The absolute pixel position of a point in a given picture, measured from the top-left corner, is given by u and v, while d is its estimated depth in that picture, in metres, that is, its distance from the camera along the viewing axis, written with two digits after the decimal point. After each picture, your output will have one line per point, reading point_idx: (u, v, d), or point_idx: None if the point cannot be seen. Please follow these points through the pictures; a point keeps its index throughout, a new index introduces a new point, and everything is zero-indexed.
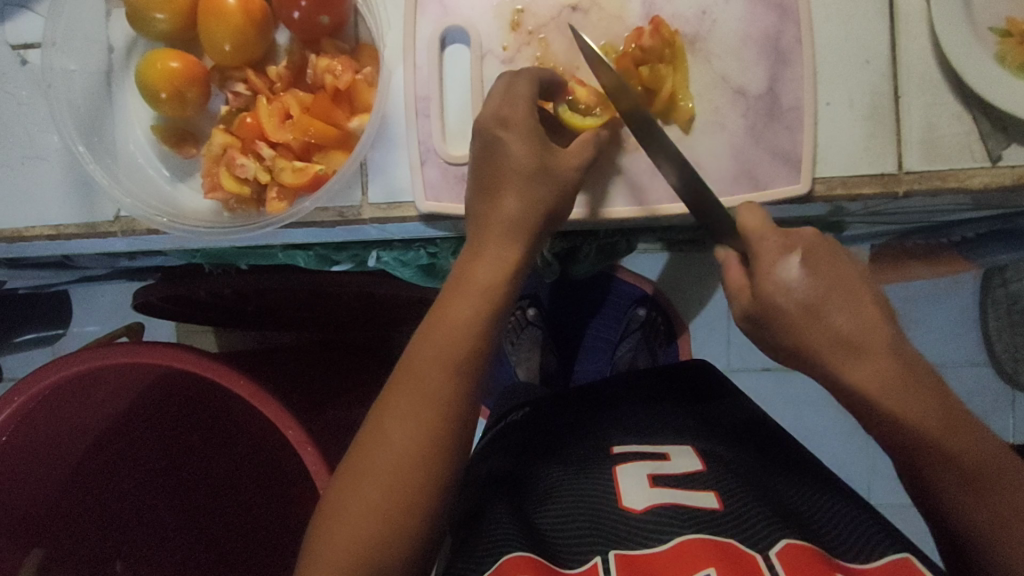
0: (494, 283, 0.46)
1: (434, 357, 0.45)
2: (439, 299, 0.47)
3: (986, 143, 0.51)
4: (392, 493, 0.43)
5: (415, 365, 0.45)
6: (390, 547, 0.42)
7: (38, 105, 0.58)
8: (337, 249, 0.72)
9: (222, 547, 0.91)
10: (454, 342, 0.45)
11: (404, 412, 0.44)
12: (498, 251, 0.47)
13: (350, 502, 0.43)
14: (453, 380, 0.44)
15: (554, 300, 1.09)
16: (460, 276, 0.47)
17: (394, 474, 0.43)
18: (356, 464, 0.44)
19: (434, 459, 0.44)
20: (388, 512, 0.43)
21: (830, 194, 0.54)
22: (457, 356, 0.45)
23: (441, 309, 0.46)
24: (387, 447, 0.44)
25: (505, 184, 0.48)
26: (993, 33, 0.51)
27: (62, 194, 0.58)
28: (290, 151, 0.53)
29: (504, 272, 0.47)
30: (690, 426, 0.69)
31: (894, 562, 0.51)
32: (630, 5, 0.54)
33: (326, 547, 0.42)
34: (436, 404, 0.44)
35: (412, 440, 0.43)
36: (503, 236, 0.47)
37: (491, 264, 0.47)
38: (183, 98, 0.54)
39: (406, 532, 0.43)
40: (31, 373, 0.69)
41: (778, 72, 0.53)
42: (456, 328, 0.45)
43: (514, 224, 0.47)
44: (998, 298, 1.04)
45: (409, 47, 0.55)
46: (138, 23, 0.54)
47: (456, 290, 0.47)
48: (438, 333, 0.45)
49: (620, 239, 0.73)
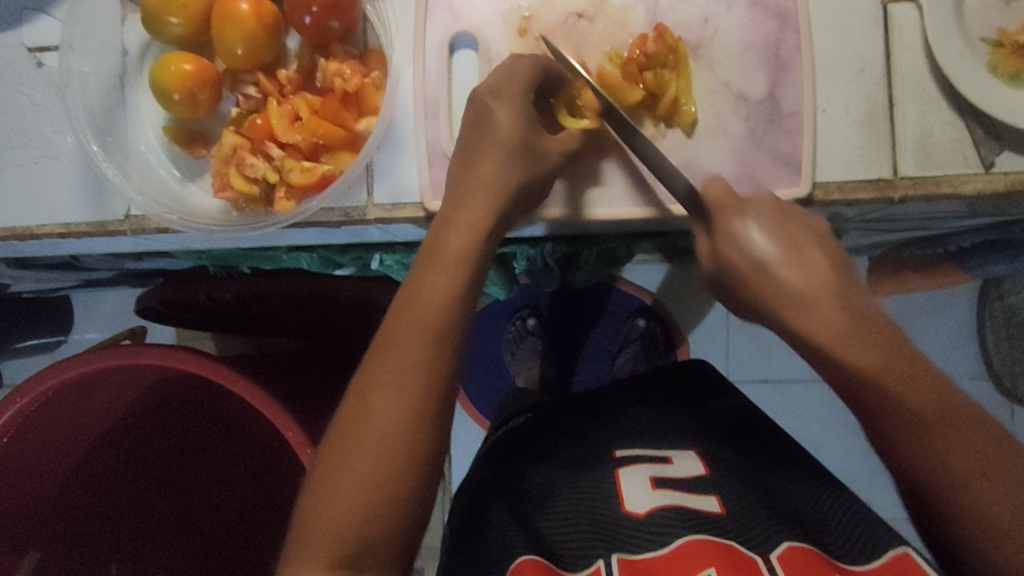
0: (465, 248, 0.46)
1: (412, 329, 0.44)
2: (412, 274, 0.46)
3: (979, 150, 0.53)
4: (380, 467, 0.42)
5: (392, 338, 0.44)
6: (382, 522, 0.42)
7: (53, 107, 0.59)
8: (341, 251, 0.73)
9: (220, 554, 0.90)
10: (431, 313, 0.44)
11: (386, 383, 0.43)
12: (472, 216, 0.47)
13: (340, 481, 0.42)
14: (433, 351, 0.44)
15: (553, 312, 1.10)
16: (432, 249, 0.47)
17: (382, 448, 0.42)
18: (342, 441, 0.43)
19: (421, 428, 0.43)
20: (374, 485, 0.42)
21: (827, 199, 0.55)
22: (435, 326, 0.44)
23: (417, 282, 0.46)
24: (371, 422, 0.43)
25: (483, 151, 0.49)
26: (985, 44, 0.53)
27: (74, 193, 0.59)
28: (299, 151, 0.55)
29: (476, 240, 0.47)
30: (689, 426, 0.70)
31: (893, 557, 0.50)
32: (634, 13, 0.56)
33: (317, 525, 0.42)
34: (415, 375, 0.43)
35: (397, 414, 0.43)
36: (482, 202, 0.48)
37: (462, 233, 0.47)
38: (195, 100, 0.55)
39: (398, 503, 0.42)
40: (33, 374, 0.70)
41: (778, 78, 0.54)
42: (433, 302, 0.45)
43: (493, 189, 0.48)
44: (995, 312, 1.07)
45: (419, 50, 0.56)
46: (153, 26, 0.56)
47: (428, 263, 0.46)
48: (415, 308, 0.45)
49: (619, 245, 0.74)
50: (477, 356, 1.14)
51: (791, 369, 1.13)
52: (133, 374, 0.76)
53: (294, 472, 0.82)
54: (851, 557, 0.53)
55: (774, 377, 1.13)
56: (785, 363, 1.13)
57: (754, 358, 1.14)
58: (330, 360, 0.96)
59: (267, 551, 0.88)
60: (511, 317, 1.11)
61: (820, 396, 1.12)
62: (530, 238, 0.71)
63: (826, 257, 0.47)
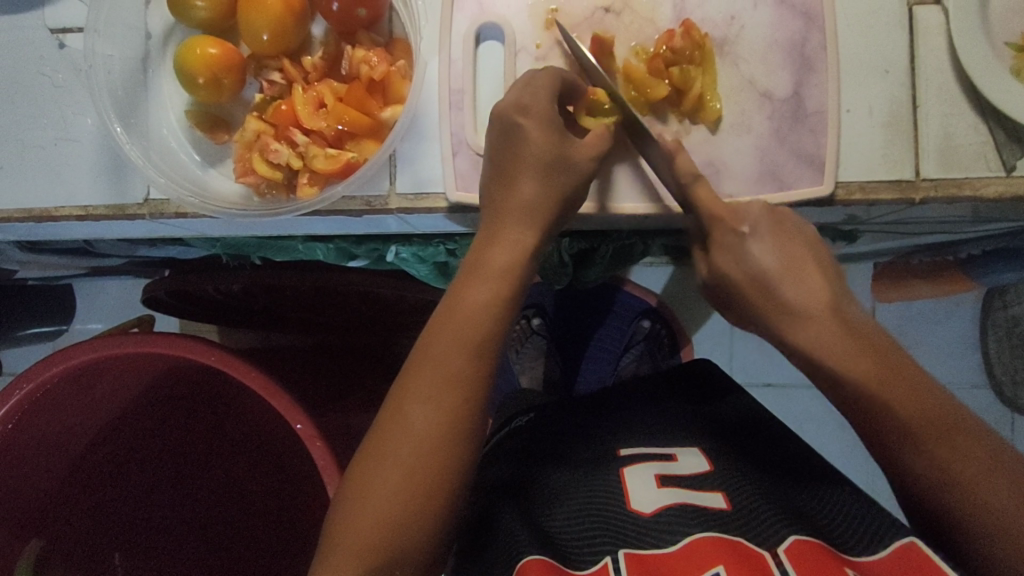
0: (511, 265, 0.47)
1: (452, 340, 0.44)
2: (454, 285, 0.47)
3: (1000, 153, 0.53)
4: (411, 476, 0.42)
5: (430, 349, 0.44)
6: (410, 531, 0.42)
7: (74, 88, 0.59)
8: (357, 242, 0.72)
9: (225, 547, 0.90)
10: (472, 325, 0.45)
11: (421, 397, 0.43)
12: (515, 235, 0.48)
13: (369, 490, 0.42)
14: (472, 363, 0.44)
15: (558, 308, 1.10)
16: (476, 262, 0.47)
17: (417, 458, 0.42)
18: (376, 448, 0.43)
19: (451, 442, 0.43)
20: (406, 494, 0.42)
21: (848, 199, 0.55)
22: (475, 337, 0.45)
23: (458, 295, 0.46)
24: (406, 431, 0.43)
25: (517, 169, 0.49)
26: (1008, 48, 0.53)
27: (94, 176, 0.59)
28: (323, 139, 0.54)
29: (521, 257, 0.48)
30: (698, 425, 0.70)
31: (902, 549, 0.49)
32: (661, 8, 0.56)
33: (346, 532, 0.42)
34: (453, 386, 0.43)
35: (431, 424, 0.43)
36: (521, 219, 0.49)
37: (509, 249, 0.48)
38: (220, 84, 0.55)
39: (426, 514, 0.42)
40: (40, 361, 0.69)
41: (804, 77, 0.54)
42: (474, 314, 0.45)
43: (530, 208, 0.49)
44: (998, 321, 1.07)
45: (445, 40, 0.56)
46: (178, 9, 0.55)
47: (471, 275, 0.47)
48: (456, 320, 0.45)
49: (636, 242, 0.74)
50: None
51: (795, 373, 1.13)
52: (141, 363, 0.75)
53: (303, 464, 0.82)
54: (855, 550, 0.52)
55: (778, 381, 1.14)
56: (790, 367, 1.13)
57: (757, 361, 1.14)
58: (331, 356, 0.95)
59: (273, 546, 0.87)
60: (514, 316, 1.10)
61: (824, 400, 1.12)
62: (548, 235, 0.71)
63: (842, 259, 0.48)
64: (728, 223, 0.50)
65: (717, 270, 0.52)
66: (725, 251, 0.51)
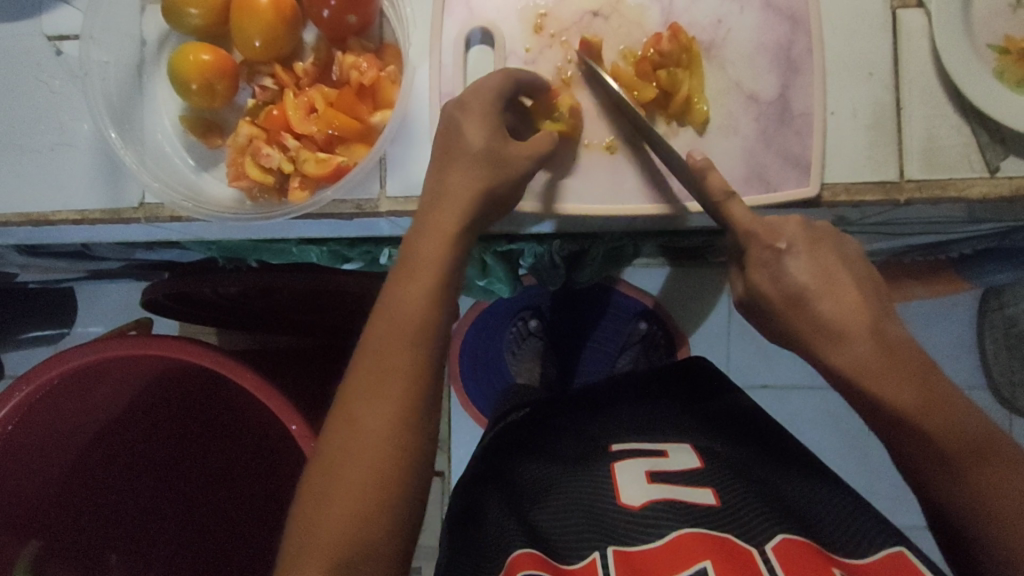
0: (436, 256, 0.46)
1: (392, 337, 0.45)
2: (386, 284, 0.47)
3: (984, 154, 0.54)
4: (368, 467, 0.42)
5: (372, 346, 0.45)
6: (378, 521, 0.42)
7: (71, 94, 0.60)
8: (351, 245, 0.74)
9: (219, 548, 0.90)
10: (408, 319, 0.45)
11: (370, 392, 0.44)
12: (446, 222, 0.47)
13: (334, 484, 0.42)
14: (416, 354, 0.45)
15: (555, 310, 1.11)
16: (406, 254, 0.47)
17: (381, 456, 0.42)
18: (341, 450, 0.43)
19: (404, 431, 0.43)
20: (368, 485, 0.42)
21: (833, 200, 0.55)
22: (412, 329, 0.45)
23: (392, 291, 0.46)
24: (354, 428, 0.43)
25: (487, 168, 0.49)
26: (992, 50, 0.54)
27: (90, 180, 0.60)
28: (314, 143, 0.55)
29: (448, 247, 0.47)
30: (690, 424, 0.70)
31: (890, 557, 0.51)
32: (648, 13, 0.57)
33: (311, 527, 0.41)
34: (398, 378, 0.44)
35: (383, 419, 0.43)
36: (454, 210, 0.48)
37: (432, 240, 0.47)
38: (213, 90, 0.56)
39: (387, 503, 0.42)
40: (39, 363, 0.70)
41: (790, 80, 0.55)
42: (412, 307, 0.45)
43: (466, 198, 0.48)
44: (995, 321, 1.07)
45: (435, 44, 0.57)
46: (173, 16, 0.56)
47: (403, 269, 0.47)
48: (394, 315, 0.45)
49: (627, 244, 0.75)
50: (478, 357, 1.14)
51: (792, 374, 1.13)
52: (138, 365, 0.76)
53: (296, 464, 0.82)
54: (848, 550, 0.53)
55: (774, 382, 1.14)
56: (786, 369, 1.13)
57: (753, 362, 1.14)
58: (327, 357, 0.96)
59: (268, 546, 0.88)
60: (512, 318, 1.11)
61: (820, 401, 1.13)
62: (538, 236, 0.72)
63: (825, 258, 0.49)
64: (767, 241, 0.49)
65: (753, 287, 0.51)
66: (760, 269, 0.50)
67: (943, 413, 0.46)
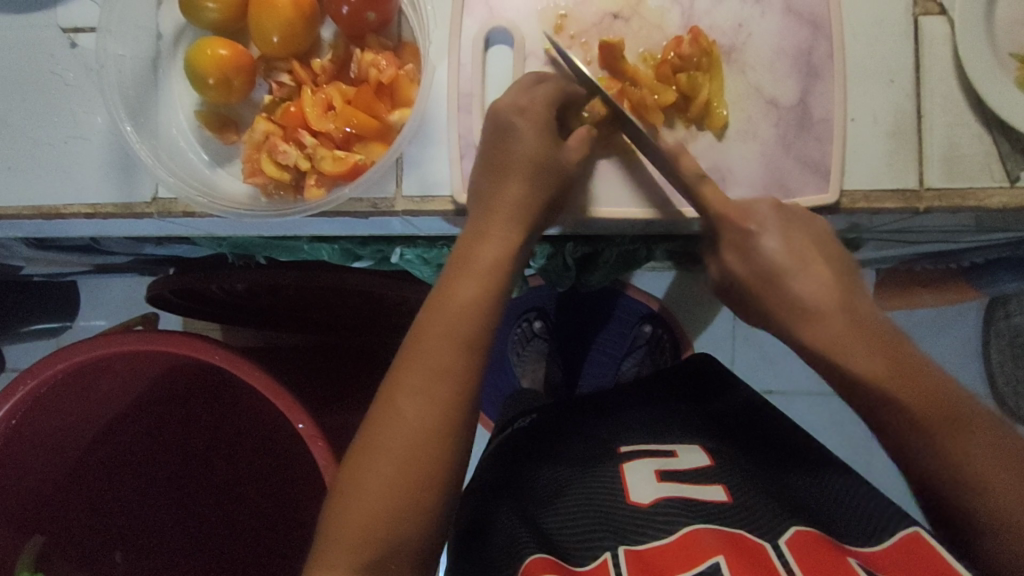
0: (496, 262, 0.47)
1: (445, 333, 0.44)
2: (443, 281, 0.47)
3: (1005, 164, 0.53)
4: (407, 468, 0.42)
5: (422, 343, 0.44)
6: (407, 524, 0.42)
7: (84, 87, 0.60)
8: (362, 243, 0.73)
9: (223, 546, 0.90)
10: (462, 320, 0.45)
11: (417, 389, 0.43)
12: (503, 231, 0.48)
13: (366, 483, 0.42)
14: (463, 357, 0.44)
15: (561, 314, 1.10)
16: (464, 258, 0.48)
17: (406, 451, 0.42)
18: (366, 445, 0.43)
19: (449, 433, 0.43)
20: (401, 487, 0.42)
21: (852, 207, 0.55)
22: (466, 331, 0.44)
23: (446, 287, 0.46)
24: (400, 425, 0.43)
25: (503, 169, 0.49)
26: (1013, 59, 0.53)
27: (103, 175, 0.59)
28: (331, 141, 0.55)
29: (506, 254, 0.48)
30: (699, 425, 0.70)
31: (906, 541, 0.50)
32: (669, 16, 0.56)
33: (343, 524, 0.42)
34: (450, 379, 0.44)
35: (425, 417, 0.43)
36: (507, 218, 0.49)
37: (497, 245, 0.48)
38: (229, 86, 0.55)
39: (423, 506, 0.42)
40: (45, 357, 0.69)
41: (810, 85, 0.55)
42: (464, 309, 0.45)
43: (517, 206, 0.49)
44: (1001, 329, 1.05)
45: (454, 43, 0.57)
46: (190, 11, 0.56)
47: (459, 270, 0.47)
48: (448, 315, 0.45)
49: (640, 247, 0.75)
50: None
51: (797, 380, 1.13)
52: (144, 361, 0.76)
53: (302, 460, 0.82)
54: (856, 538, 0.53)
55: (779, 388, 1.14)
56: (790, 375, 1.13)
57: (759, 366, 1.14)
58: (332, 355, 0.96)
59: (271, 543, 0.87)
60: (517, 319, 1.11)
61: (825, 407, 1.12)
62: (553, 236, 0.71)
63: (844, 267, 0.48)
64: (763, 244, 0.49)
65: None
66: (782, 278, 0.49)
67: (961, 420, 0.46)
